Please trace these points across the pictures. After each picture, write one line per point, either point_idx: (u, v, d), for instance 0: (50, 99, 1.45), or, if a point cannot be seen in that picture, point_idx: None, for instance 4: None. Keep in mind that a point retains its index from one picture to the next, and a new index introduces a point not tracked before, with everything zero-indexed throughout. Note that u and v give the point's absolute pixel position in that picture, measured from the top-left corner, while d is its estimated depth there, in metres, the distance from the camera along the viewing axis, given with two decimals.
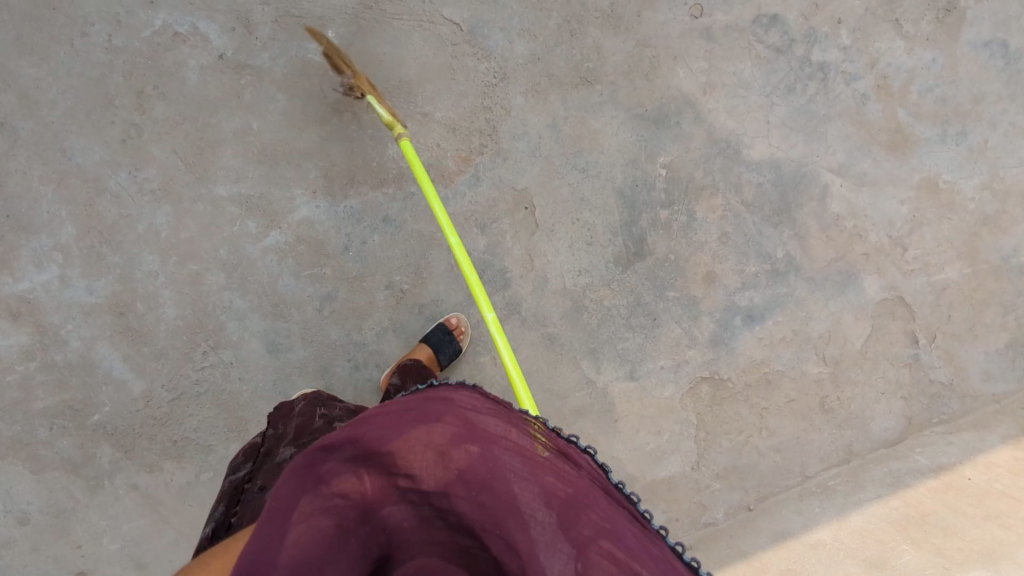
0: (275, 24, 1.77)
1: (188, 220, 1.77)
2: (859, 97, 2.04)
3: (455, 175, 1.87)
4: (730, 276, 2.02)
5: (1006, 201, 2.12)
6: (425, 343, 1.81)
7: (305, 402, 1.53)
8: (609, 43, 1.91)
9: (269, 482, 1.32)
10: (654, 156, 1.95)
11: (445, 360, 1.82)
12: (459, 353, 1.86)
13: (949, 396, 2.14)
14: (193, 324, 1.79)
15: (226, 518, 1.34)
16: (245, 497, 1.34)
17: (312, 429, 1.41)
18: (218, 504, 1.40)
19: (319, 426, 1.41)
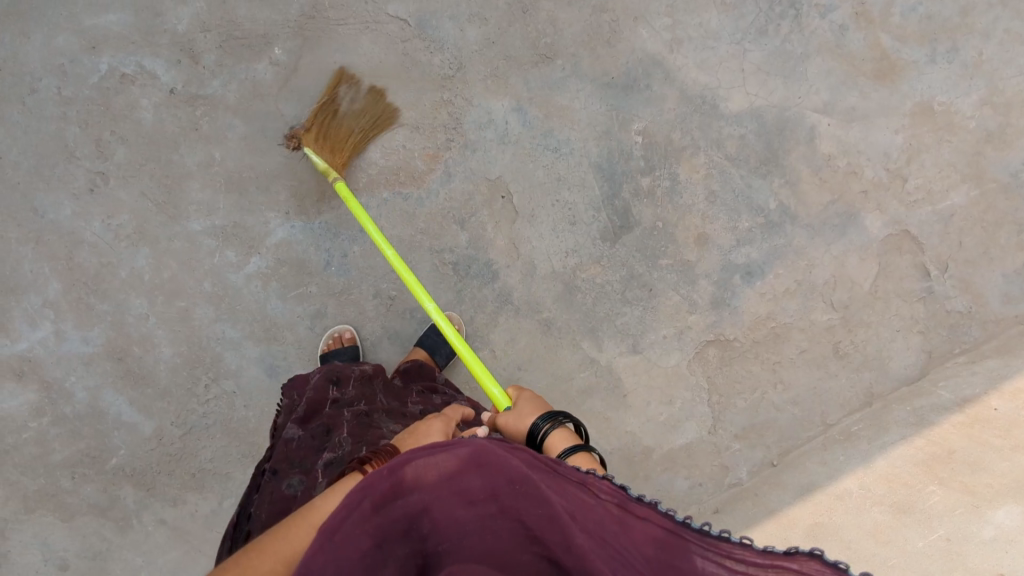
0: (220, 50, 1.75)
1: (168, 259, 1.78)
2: (836, 29, 1.94)
3: (426, 174, 1.85)
4: (723, 235, 1.97)
5: (1009, 113, 2.00)
6: (420, 346, 1.81)
7: (321, 375, 1.50)
8: (564, 14, 1.84)
9: (281, 465, 1.29)
10: (627, 123, 1.89)
11: (442, 361, 1.81)
12: (456, 352, 1.85)
13: (971, 323, 2.02)
14: (191, 359, 1.80)
15: (243, 508, 1.31)
16: (260, 479, 1.32)
17: (322, 413, 1.39)
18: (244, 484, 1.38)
19: (330, 411, 1.39)
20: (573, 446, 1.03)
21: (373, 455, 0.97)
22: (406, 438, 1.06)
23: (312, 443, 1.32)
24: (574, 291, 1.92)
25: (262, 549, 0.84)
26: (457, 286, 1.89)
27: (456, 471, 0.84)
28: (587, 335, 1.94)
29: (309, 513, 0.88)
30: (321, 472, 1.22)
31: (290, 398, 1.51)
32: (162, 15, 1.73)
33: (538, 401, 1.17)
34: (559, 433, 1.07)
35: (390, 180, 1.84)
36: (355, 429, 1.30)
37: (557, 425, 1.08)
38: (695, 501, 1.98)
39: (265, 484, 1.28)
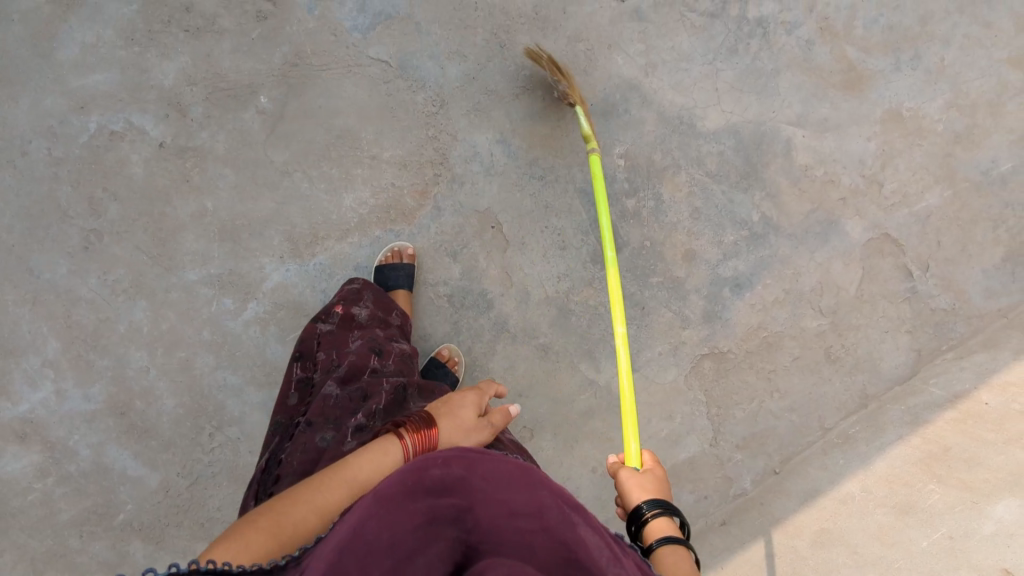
0: (207, 102, 1.78)
1: (166, 310, 1.79)
2: (804, 44, 2.00)
3: (416, 210, 1.87)
4: (710, 250, 2.01)
5: (975, 114, 2.07)
6: None
7: (362, 342, 1.53)
8: (541, 46, 1.89)
9: (317, 418, 1.32)
10: (609, 147, 1.94)
11: None
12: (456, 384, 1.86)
13: (956, 319, 2.07)
14: (194, 409, 1.80)
15: (273, 452, 1.34)
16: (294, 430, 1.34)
17: (362, 379, 1.41)
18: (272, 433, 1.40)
19: (370, 380, 1.41)
20: (667, 540, 0.99)
21: (407, 420, 1.14)
22: (440, 406, 1.20)
23: (350, 403, 1.35)
24: (568, 314, 1.94)
25: (299, 500, 0.93)
26: (453, 317, 1.92)
27: (501, 484, 0.87)
28: (584, 357, 1.95)
29: (343, 469, 1.01)
30: (356, 436, 1.26)
31: (326, 352, 1.52)
32: (146, 72, 1.76)
33: (658, 483, 1.15)
34: (663, 521, 1.04)
35: (381, 218, 1.86)
36: (394, 402, 1.33)
37: (663, 514, 1.04)
38: (701, 514, 2.00)
39: (299, 433, 1.31)
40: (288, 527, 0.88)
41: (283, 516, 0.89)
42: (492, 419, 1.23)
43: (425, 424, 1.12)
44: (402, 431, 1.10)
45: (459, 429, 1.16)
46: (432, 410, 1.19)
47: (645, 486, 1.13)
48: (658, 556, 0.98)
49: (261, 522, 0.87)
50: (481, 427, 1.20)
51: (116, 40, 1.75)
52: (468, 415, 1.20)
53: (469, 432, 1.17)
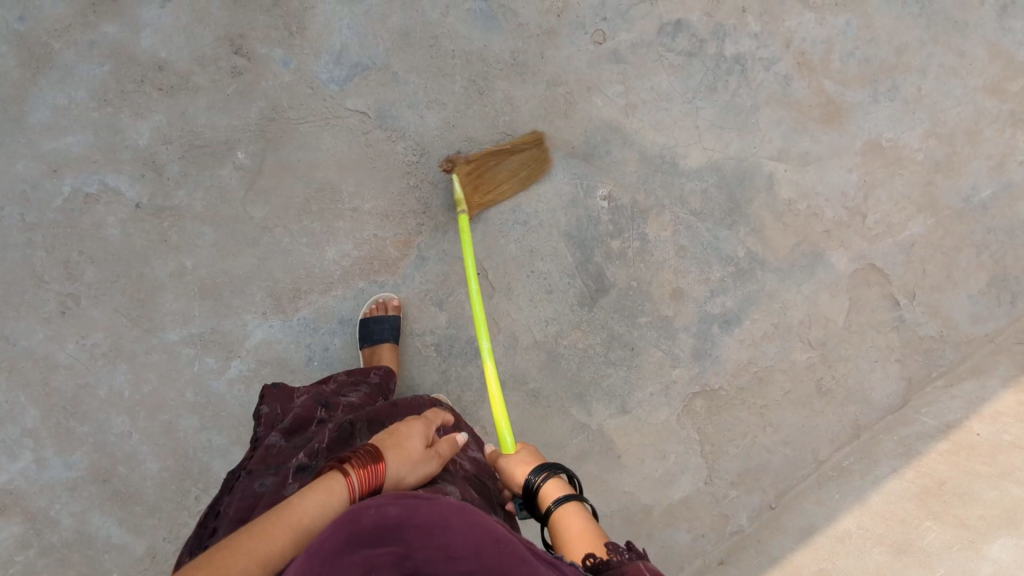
0: (182, 160, 1.75)
1: (147, 373, 1.75)
2: (781, 79, 2.01)
3: (400, 261, 1.85)
4: (697, 288, 1.99)
5: (954, 142, 2.08)
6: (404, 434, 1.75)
7: (307, 398, 1.51)
8: (520, 91, 1.88)
9: (257, 466, 1.30)
10: (592, 190, 1.93)
11: None
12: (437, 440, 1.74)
13: (945, 346, 2.08)
14: (178, 472, 1.76)
15: (212, 507, 1.30)
16: (233, 483, 1.31)
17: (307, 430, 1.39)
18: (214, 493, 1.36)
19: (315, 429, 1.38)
20: (562, 499, 1.18)
21: (351, 455, 1.05)
22: (385, 438, 1.14)
23: (292, 450, 1.32)
24: (557, 358, 1.93)
25: (235, 550, 0.84)
26: (443, 366, 1.87)
27: (439, 525, 0.82)
28: (575, 400, 1.95)
29: (287, 513, 0.91)
30: (292, 475, 1.23)
31: (269, 408, 1.49)
32: (120, 132, 1.73)
33: (533, 457, 1.32)
34: (551, 484, 1.22)
35: (364, 270, 1.83)
36: (334, 438, 1.30)
37: (551, 476, 1.23)
38: (700, 553, 1.99)
39: (238, 484, 1.28)
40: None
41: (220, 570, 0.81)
42: (439, 449, 1.20)
43: (372, 459, 1.05)
44: (347, 467, 1.01)
45: (406, 461, 1.11)
46: (379, 442, 1.13)
47: (527, 462, 1.32)
48: (557, 516, 1.16)
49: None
50: (428, 457, 1.16)
51: (88, 101, 1.72)
52: (415, 446, 1.15)
53: (417, 464, 1.13)
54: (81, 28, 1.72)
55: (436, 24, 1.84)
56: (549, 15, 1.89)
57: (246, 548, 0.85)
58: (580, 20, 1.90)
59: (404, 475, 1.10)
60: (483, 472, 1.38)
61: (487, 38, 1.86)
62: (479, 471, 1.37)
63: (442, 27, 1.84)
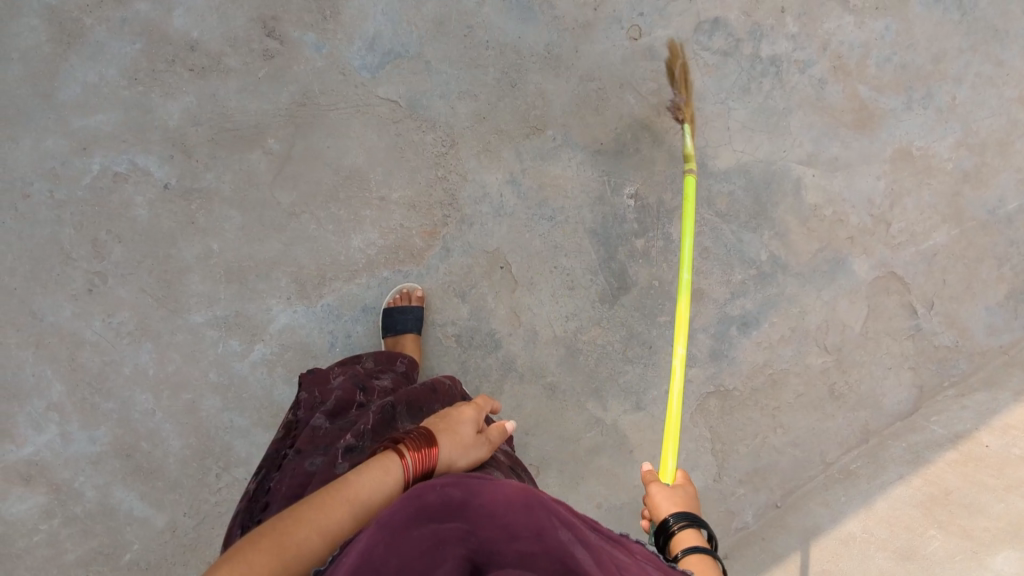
0: (212, 142, 1.74)
1: (172, 352, 1.77)
2: (816, 83, 1.99)
3: (425, 251, 1.85)
4: (718, 289, 2.01)
5: (984, 153, 2.06)
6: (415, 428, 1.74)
7: (346, 380, 1.52)
8: (553, 85, 1.86)
9: (306, 447, 1.33)
10: (619, 188, 1.91)
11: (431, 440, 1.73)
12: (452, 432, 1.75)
13: (959, 356, 2.08)
14: (200, 450, 1.78)
15: (260, 484, 1.34)
16: (281, 462, 1.35)
17: (350, 413, 1.42)
18: (260, 472, 1.39)
19: (357, 412, 1.41)
20: (693, 547, 1.04)
21: (405, 437, 1.06)
22: (438, 422, 1.16)
23: (337, 431, 1.35)
24: (575, 354, 1.92)
25: (301, 518, 0.89)
26: (461, 357, 1.89)
27: (504, 505, 0.82)
28: (591, 396, 1.92)
29: (347, 487, 0.95)
30: (340, 456, 1.26)
31: (308, 390, 1.52)
32: (151, 112, 1.72)
33: (686, 497, 1.19)
34: (689, 533, 1.08)
35: (389, 259, 1.83)
36: (378, 420, 1.32)
37: (690, 525, 1.09)
38: None
39: (287, 463, 1.32)
40: (289, 547, 0.86)
41: (285, 536, 0.87)
42: (489, 435, 1.21)
43: (426, 442, 1.06)
44: (402, 447, 1.03)
45: (459, 446, 1.13)
46: (432, 425, 1.14)
47: (673, 496, 1.19)
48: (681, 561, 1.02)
49: (263, 542, 0.86)
50: (479, 443, 1.18)
51: (119, 80, 1.71)
52: (467, 431, 1.16)
53: (468, 448, 1.14)
54: (114, 5, 1.71)
55: (472, 13, 1.82)
56: (586, 8, 1.87)
57: (307, 517, 0.90)
58: (616, 14, 1.88)
59: (456, 459, 1.11)
60: (519, 461, 1.40)
61: (522, 29, 1.84)
62: (513, 461, 1.40)
63: (477, 17, 1.82)
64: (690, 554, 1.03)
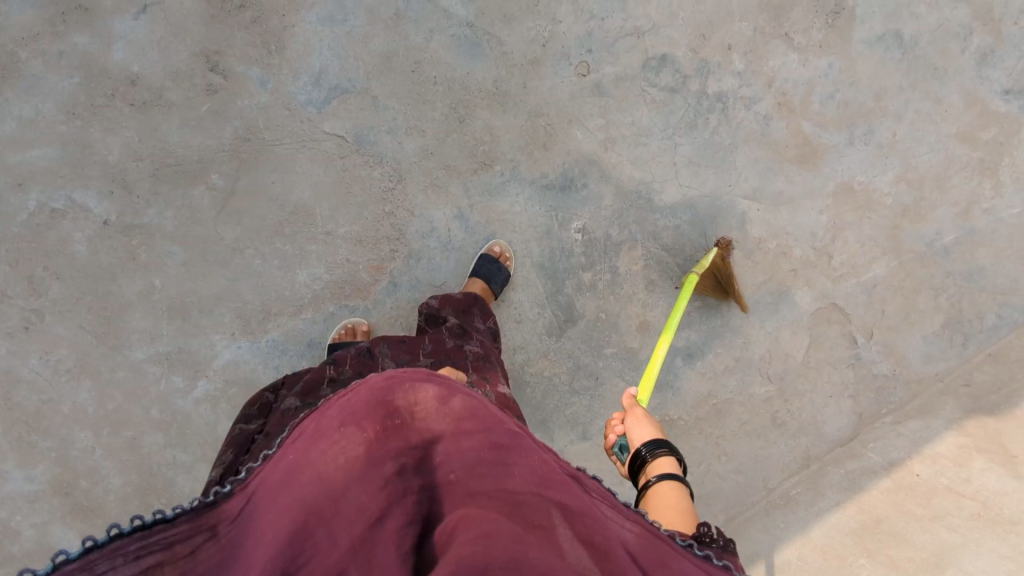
0: (153, 178, 1.71)
1: (113, 390, 1.74)
2: (761, 119, 2.01)
3: (371, 285, 1.84)
4: (664, 321, 2.01)
5: (922, 188, 2.11)
6: (476, 276, 1.82)
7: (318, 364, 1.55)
8: (501, 121, 1.85)
9: (274, 428, 1.34)
10: (566, 222, 1.93)
11: (499, 288, 1.82)
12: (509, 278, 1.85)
13: (896, 385, 2.13)
14: (142, 488, 1.76)
15: (227, 463, 1.33)
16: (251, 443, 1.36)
17: (320, 390, 1.43)
18: (225, 452, 1.37)
19: (327, 391, 1.43)
20: (669, 477, 1.08)
21: None
22: None
23: (306, 409, 1.35)
24: (523, 385, 1.96)
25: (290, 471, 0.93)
26: None
27: (477, 415, 0.90)
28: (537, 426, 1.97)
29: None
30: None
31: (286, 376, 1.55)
32: (90, 147, 1.68)
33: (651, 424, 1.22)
34: (665, 460, 1.12)
35: (335, 294, 1.82)
36: None
37: (665, 453, 1.12)
38: None
39: (256, 441, 1.33)
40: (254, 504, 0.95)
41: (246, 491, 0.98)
42: None
43: None
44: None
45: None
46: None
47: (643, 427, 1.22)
48: (654, 493, 1.07)
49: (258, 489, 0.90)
50: None
51: (55, 114, 1.67)
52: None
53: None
54: (49, 38, 1.66)
55: (420, 48, 1.79)
56: (534, 44, 1.85)
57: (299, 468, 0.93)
58: (565, 51, 1.87)
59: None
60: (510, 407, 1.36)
61: (470, 65, 1.82)
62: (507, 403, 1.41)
63: (425, 52, 1.79)
64: (662, 481, 1.08)
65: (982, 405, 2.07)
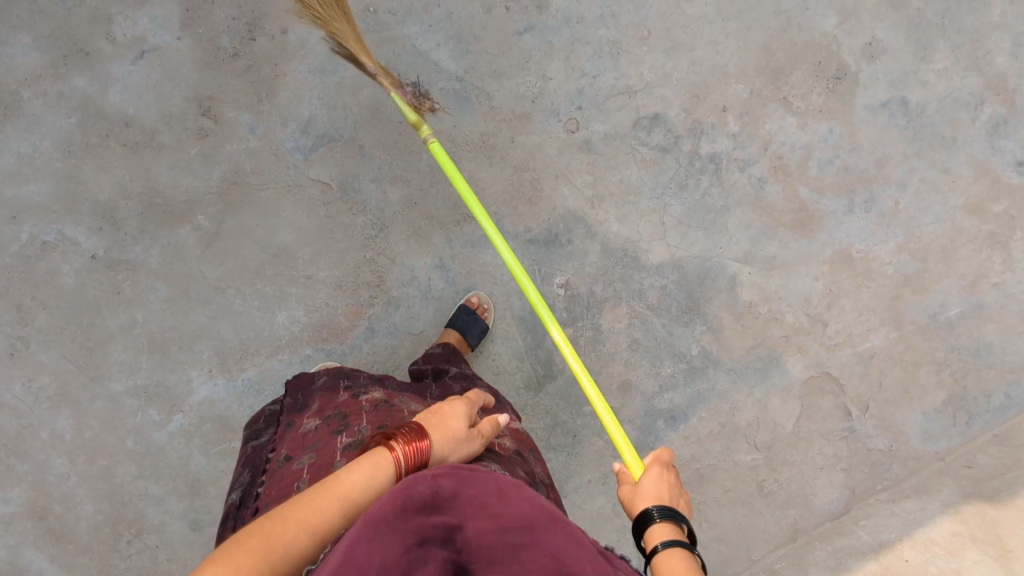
0: (141, 217, 1.77)
1: (90, 420, 1.79)
2: (756, 181, 1.98)
3: (349, 330, 1.84)
4: (645, 381, 1.98)
5: (926, 259, 2.03)
6: (451, 327, 1.81)
7: (328, 376, 1.54)
8: (486, 173, 1.88)
9: (294, 451, 1.30)
10: (549, 276, 1.92)
11: (475, 340, 1.81)
12: (487, 331, 1.84)
13: (892, 461, 2.02)
14: (113, 516, 1.79)
15: (247, 492, 1.32)
16: (268, 466, 1.34)
17: (337, 402, 1.40)
18: (243, 475, 1.39)
19: (344, 400, 1.39)
20: (673, 543, 0.93)
21: (397, 431, 1.00)
22: (430, 416, 1.08)
23: (328, 427, 1.32)
24: None
25: (290, 518, 0.81)
26: None
27: (503, 495, 0.79)
28: None
29: (335, 483, 0.88)
30: (339, 451, 1.20)
31: (292, 394, 1.54)
32: (83, 184, 1.76)
33: (664, 490, 1.08)
34: (663, 526, 0.98)
35: (312, 337, 1.83)
36: (372, 414, 1.30)
37: (671, 521, 0.98)
38: None
39: (277, 468, 1.30)
40: (278, 547, 0.78)
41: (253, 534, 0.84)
42: (482, 430, 1.14)
43: (417, 436, 0.99)
44: (393, 442, 0.97)
45: (451, 440, 1.05)
46: (422, 420, 1.07)
47: (651, 491, 1.07)
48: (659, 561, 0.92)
49: (250, 542, 0.77)
50: (472, 437, 1.10)
51: (52, 151, 1.75)
52: (459, 425, 1.09)
53: (460, 444, 1.07)
54: (52, 79, 1.75)
55: None
56: (524, 99, 1.89)
57: (295, 516, 0.82)
58: (555, 107, 1.90)
59: (449, 455, 1.04)
60: (523, 443, 1.43)
61: (458, 118, 1.87)
62: (519, 439, 1.42)
63: None
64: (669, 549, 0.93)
65: (982, 489, 1.92)
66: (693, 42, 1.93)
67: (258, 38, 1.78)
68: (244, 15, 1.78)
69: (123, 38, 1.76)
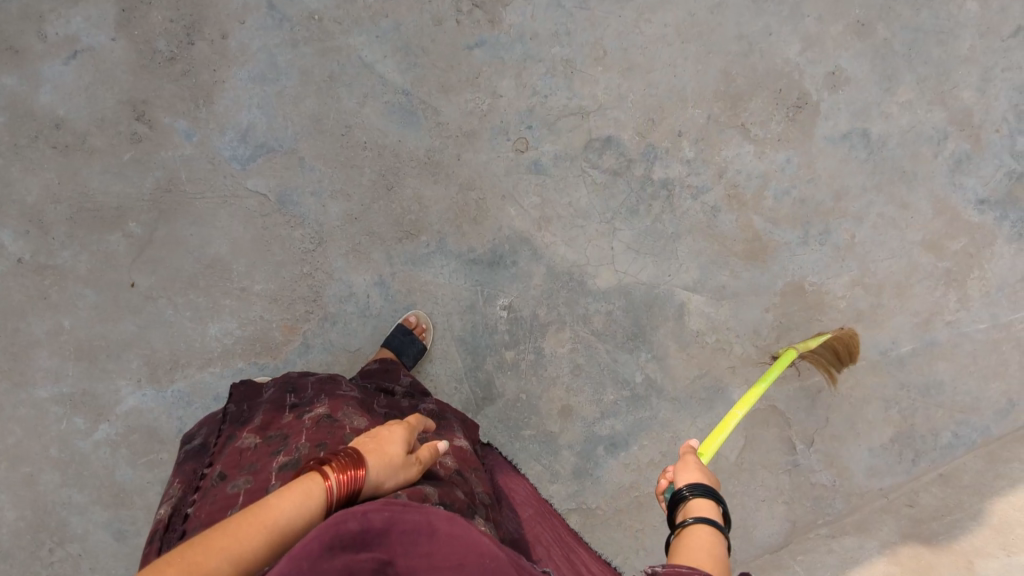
0: (70, 222, 1.75)
1: (13, 425, 1.75)
2: (709, 210, 1.92)
3: (283, 346, 1.80)
4: (588, 408, 1.89)
5: (881, 295, 1.96)
6: (387, 347, 1.77)
7: (275, 389, 1.49)
8: (430, 191, 1.84)
9: (231, 469, 1.24)
10: (492, 298, 1.87)
11: (410, 361, 1.76)
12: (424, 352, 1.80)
13: (834, 496, 1.95)
14: (35, 523, 1.75)
15: (178, 509, 1.26)
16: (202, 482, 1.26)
17: (281, 421, 1.34)
18: (173, 489, 1.32)
19: (289, 420, 1.33)
20: None
21: (333, 456, 0.92)
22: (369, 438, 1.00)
23: (268, 447, 1.26)
24: None
25: (212, 545, 0.75)
26: None
27: (436, 526, 0.79)
28: None
29: (262, 510, 0.81)
30: (273, 475, 1.17)
31: (236, 404, 1.48)
32: (10, 186, 1.74)
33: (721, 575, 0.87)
34: None
35: (246, 350, 1.79)
36: (313, 433, 1.24)
37: None
38: None
39: (211, 486, 1.23)
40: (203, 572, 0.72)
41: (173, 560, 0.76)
42: (422, 455, 1.05)
43: (354, 462, 0.91)
44: (327, 468, 0.89)
45: (389, 466, 0.97)
46: (359, 444, 0.98)
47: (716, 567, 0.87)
48: None
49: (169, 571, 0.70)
50: (410, 463, 1.01)
51: None
52: (400, 450, 1.00)
53: (397, 470, 0.98)
54: None
55: (352, 112, 1.81)
56: (472, 116, 1.85)
57: (216, 542, 0.75)
58: (503, 125, 1.86)
59: (386, 481, 0.96)
60: (467, 462, 1.35)
61: (403, 133, 1.82)
62: (460, 457, 1.36)
63: (356, 117, 1.81)
64: None
65: (920, 530, 1.81)
66: (650, 64, 1.89)
67: (197, 42, 1.77)
68: (182, 19, 1.76)
69: (55, 37, 1.74)
